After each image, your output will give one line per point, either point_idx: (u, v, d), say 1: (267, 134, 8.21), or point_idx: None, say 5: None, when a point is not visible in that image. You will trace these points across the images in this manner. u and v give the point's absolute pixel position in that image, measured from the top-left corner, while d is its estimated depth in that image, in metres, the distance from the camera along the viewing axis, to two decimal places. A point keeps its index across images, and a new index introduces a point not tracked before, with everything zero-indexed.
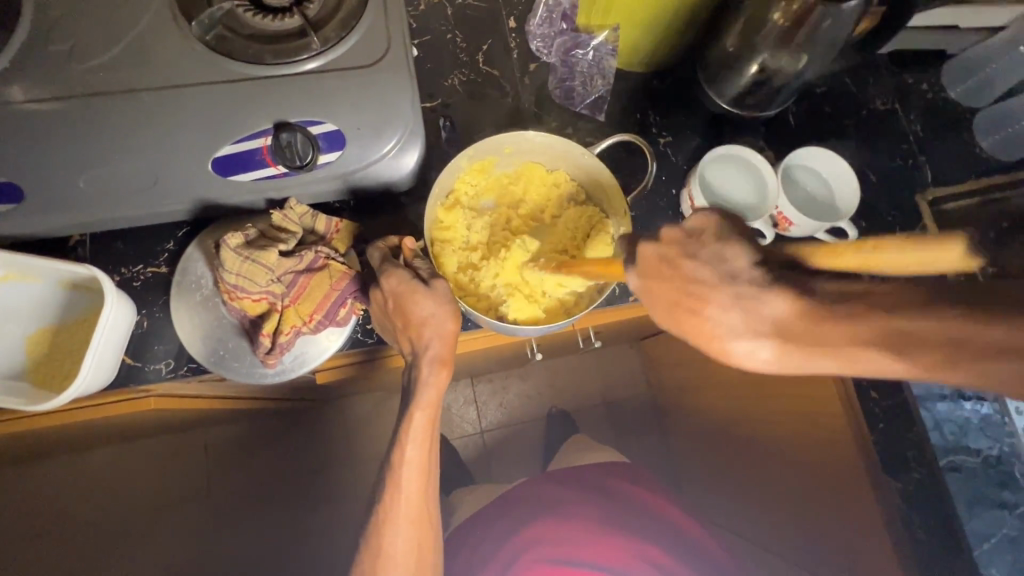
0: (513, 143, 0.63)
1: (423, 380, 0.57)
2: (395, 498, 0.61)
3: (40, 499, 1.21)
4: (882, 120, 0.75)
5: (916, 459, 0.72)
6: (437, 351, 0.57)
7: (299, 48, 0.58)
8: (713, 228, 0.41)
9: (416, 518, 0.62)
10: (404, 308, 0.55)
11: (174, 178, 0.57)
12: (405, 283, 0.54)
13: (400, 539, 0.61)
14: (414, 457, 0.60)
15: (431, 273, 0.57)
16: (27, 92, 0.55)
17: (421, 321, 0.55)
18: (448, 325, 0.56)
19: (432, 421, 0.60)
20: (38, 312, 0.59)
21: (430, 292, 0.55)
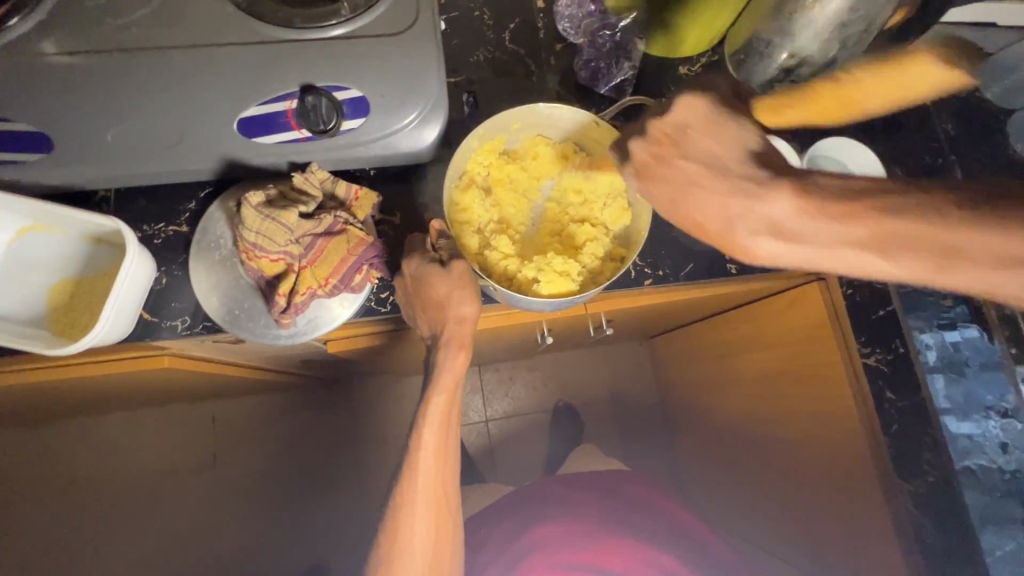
0: (522, 116, 0.63)
1: (442, 362, 0.62)
2: (412, 481, 0.62)
3: (53, 458, 1.24)
4: (912, 117, 0.74)
5: (931, 462, 0.68)
6: (455, 333, 0.61)
7: (329, 14, 0.59)
8: (699, 116, 0.45)
9: (431, 500, 0.62)
10: (424, 291, 0.59)
11: (198, 135, 0.57)
12: (422, 266, 0.59)
13: (418, 524, 0.61)
14: (431, 441, 0.62)
15: (449, 255, 0.60)
16: (61, 46, 0.56)
17: (440, 304, 0.60)
18: (466, 309, 0.60)
19: (448, 403, 0.64)
20: (61, 262, 0.60)
21: (447, 275, 0.59)
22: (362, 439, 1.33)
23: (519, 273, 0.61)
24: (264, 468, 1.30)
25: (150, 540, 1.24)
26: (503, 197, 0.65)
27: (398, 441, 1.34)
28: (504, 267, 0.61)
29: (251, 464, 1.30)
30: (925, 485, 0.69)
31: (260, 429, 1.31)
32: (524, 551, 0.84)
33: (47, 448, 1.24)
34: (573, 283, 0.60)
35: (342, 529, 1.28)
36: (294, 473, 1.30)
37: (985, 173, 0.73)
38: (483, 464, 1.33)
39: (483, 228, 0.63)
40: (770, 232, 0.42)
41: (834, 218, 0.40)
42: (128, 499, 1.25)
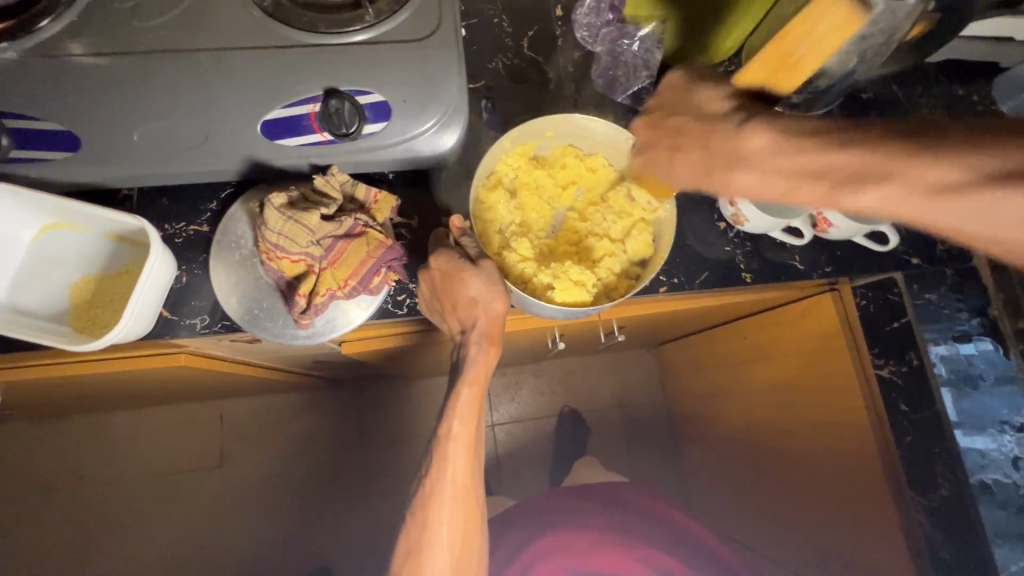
0: (553, 124, 0.64)
1: (473, 357, 0.59)
2: (440, 474, 0.61)
3: (63, 453, 1.25)
4: None
5: (946, 474, 0.68)
6: (486, 327, 0.58)
7: (351, 20, 0.59)
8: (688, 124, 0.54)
9: (459, 495, 0.61)
10: (454, 286, 0.56)
11: (221, 137, 0.58)
12: (453, 263, 0.56)
13: (446, 517, 0.61)
14: (461, 432, 0.61)
15: (478, 253, 0.58)
16: (90, 46, 0.57)
17: (469, 300, 0.57)
18: (496, 305, 0.57)
19: (478, 398, 0.61)
20: (84, 260, 0.61)
21: (477, 271, 0.56)
22: (369, 441, 1.34)
23: (536, 276, 0.61)
24: (271, 467, 1.30)
25: (156, 537, 1.24)
26: (530, 201, 0.66)
27: (404, 444, 1.34)
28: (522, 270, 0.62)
29: (258, 464, 1.30)
30: (938, 499, 0.68)
31: (267, 428, 1.31)
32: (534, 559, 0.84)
33: (56, 443, 1.25)
34: (585, 291, 0.60)
35: (348, 531, 1.28)
36: (300, 474, 1.30)
37: None
38: (489, 468, 1.33)
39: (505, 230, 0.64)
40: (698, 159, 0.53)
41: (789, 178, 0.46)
42: (135, 496, 1.25)
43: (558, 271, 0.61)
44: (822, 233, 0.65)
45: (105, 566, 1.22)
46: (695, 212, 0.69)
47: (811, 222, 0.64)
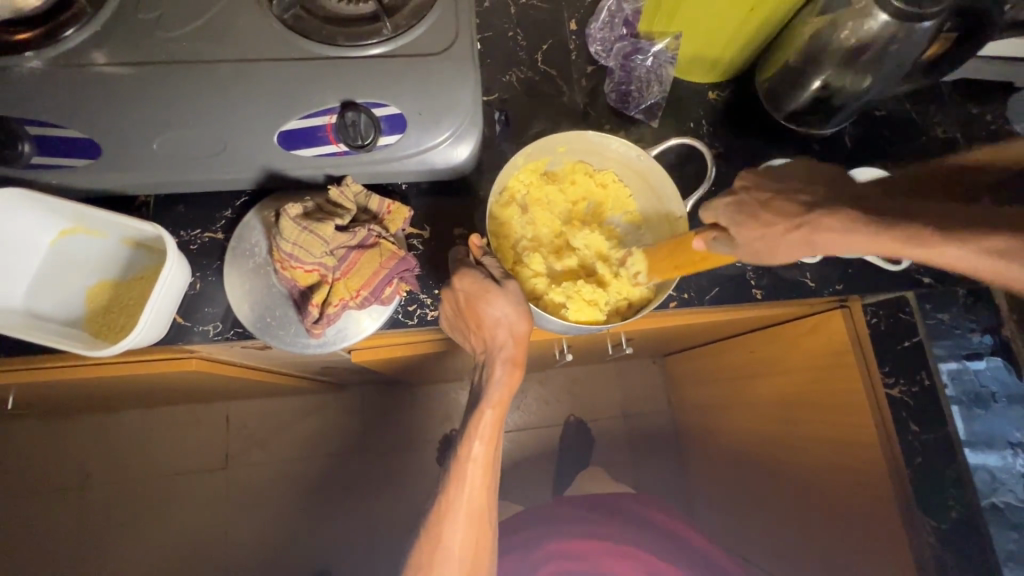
0: (568, 143, 0.65)
1: (495, 378, 0.58)
2: (458, 491, 0.61)
3: (70, 451, 1.26)
4: (942, 148, 0.73)
5: (956, 497, 0.68)
6: (511, 350, 0.58)
7: (370, 33, 0.60)
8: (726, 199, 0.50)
9: (474, 512, 0.62)
10: (479, 307, 0.56)
11: (239, 147, 0.59)
12: (478, 283, 0.56)
13: (459, 534, 0.61)
14: (480, 453, 0.60)
15: (502, 273, 0.58)
16: (113, 56, 0.58)
17: (494, 321, 0.57)
18: (520, 325, 0.57)
19: (500, 419, 0.61)
20: (101, 265, 0.62)
21: (502, 292, 0.55)
22: (373, 447, 1.34)
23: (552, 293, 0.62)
24: (275, 471, 1.30)
25: (159, 538, 1.24)
26: (543, 216, 0.66)
27: (408, 450, 1.34)
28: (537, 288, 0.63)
29: (263, 467, 1.30)
30: (947, 522, 0.68)
31: (272, 431, 1.32)
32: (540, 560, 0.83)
33: (64, 441, 1.26)
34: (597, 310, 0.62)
35: (350, 537, 1.28)
36: (304, 478, 1.31)
37: None
38: None
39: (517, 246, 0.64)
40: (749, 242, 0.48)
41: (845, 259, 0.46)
42: (140, 496, 1.26)
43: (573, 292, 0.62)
44: None
45: (109, 566, 1.22)
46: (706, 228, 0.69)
47: None
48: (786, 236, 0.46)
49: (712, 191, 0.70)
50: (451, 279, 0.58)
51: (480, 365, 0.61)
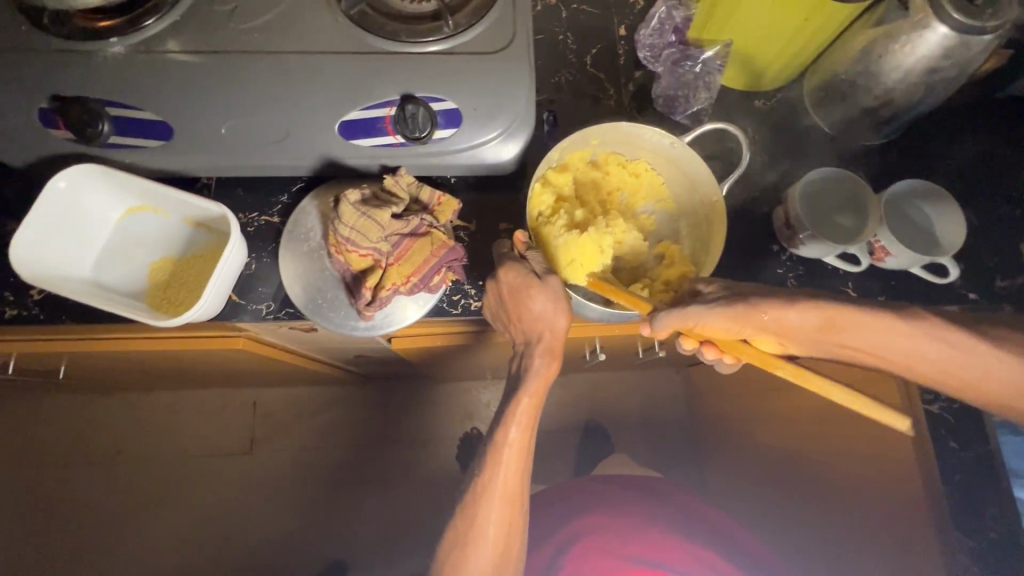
0: (628, 133, 0.67)
1: (533, 369, 0.61)
2: (493, 476, 0.62)
3: (105, 426, 1.30)
4: (991, 164, 0.73)
5: (996, 517, 0.67)
6: (550, 343, 0.60)
7: (431, 30, 0.63)
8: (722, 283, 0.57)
9: (508, 495, 0.62)
10: (522, 300, 0.59)
11: (302, 134, 0.61)
12: (522, 277, 0.58)
13: (493, 515, 0.62)
14: (516, 438, 0.61)
15: (545, 269, 0.60)
16: (189, 44, 0.61)
17: (534, 315, 0.59)
18: (560, 321, 0.59)
19: (536, 408, 0.62)
20: (164, 242, 0.65)
21: (543, 286, 0.58)
22: (394, 441, 1.35)
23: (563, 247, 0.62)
24: (299, 457, 1.33)
25: (185, 516, 1.27)
26: (594, 188, 0.68)
27: (429, 445, 1.35)
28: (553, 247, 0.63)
29: (287, 453, 1.33)
30: (986, 542, 0.67)
31: (298, 418, 1.35)
32: (566, 546, 0.82)
33: (101, 416, 1.30)
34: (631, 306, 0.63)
35: (368, 528, 1.29)
36: (326, 466, 1.33)
37: None
38: None
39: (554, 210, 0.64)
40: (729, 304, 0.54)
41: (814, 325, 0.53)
42: (168, 474, 1.29)
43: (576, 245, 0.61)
44: (879, 262, 0.65)
45: (136, 539, 1.26)
46: (749, 233, 0.70)
47: (868, 250, 0.64)
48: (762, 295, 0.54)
49: (756, 198, 0.71)
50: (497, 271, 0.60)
51: (518, 355, 0.63)
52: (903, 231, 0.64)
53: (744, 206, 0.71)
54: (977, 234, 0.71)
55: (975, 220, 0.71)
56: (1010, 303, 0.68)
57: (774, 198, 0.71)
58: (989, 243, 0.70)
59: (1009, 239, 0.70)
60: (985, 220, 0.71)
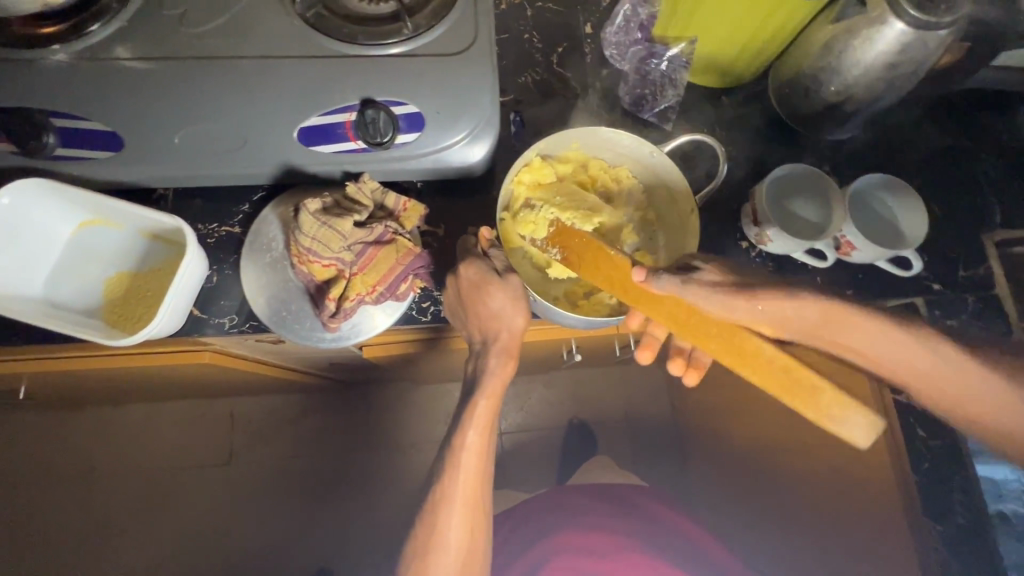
0: (610, 138, 0.66)
1: (489, 368, 0.60)
2: (452, 481, 0.62)
3: (74, 442, 1.26)
4: (953, 155, 0.74)
5: (964, 505, 0.69)
6: (505, 342, 0.60)
7: (390, 32, 0.61)
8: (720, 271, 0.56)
9: (469, 500, 0.62)
10: (480, 297, 0.58)
11: (260, 142, 0.59)
12: (481, 274, 0.57)
13: (454, 521, 0.62)
14: (474, 442, 0.61)
15: (506, 266, 0.59)
16: (136, 51, 0.59)
17: (492, 313, 0.59)
18: (518, 321, 0.60)
19: (493, 409, 0.62)
20: (119, 257, 0.62)
21: (501, 284, 0.57)
22: (377, 447, 1.34)
23: (533, 216, 0.63)
24: (279, 466, 1.31)
25: (161, 531, 1.25)
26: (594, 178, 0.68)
27: (412, 450, 1.34)
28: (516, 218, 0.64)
29: (267, 464, 1.31)
30: (953, 527, 0.68)
31: (277, 427, 1.32)
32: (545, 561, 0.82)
33: (70, 434, 1.26)
34: (597, 311, 0.64)
35: (351, 536, 1.28)
36: (306, 475, 1.31)
37: None
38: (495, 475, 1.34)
39: (540, 183, 0.65)
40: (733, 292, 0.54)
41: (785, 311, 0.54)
42: (144, 490, 1.26)
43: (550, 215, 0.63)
44: (845, 256, 0.65)
45: (111, 557, 1.22)
46: (719, 231, 0.70)
47: (834, 245, 0.64)
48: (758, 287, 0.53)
49: (726, 195, 0.71)
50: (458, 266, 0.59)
51: (475, 353, 0.62)
52: (869, 226, 0.65)
53: (712, 204, 0.71)
54: (941, 225, 0.72)
55: (939, 212, 0.72)
56: (973, 294, 0.70)
57: (743, 194, 0.71)
58: (952, 234, 0.71)
59: (971, 230, 0.72)
60: (948, 212, 0.72)
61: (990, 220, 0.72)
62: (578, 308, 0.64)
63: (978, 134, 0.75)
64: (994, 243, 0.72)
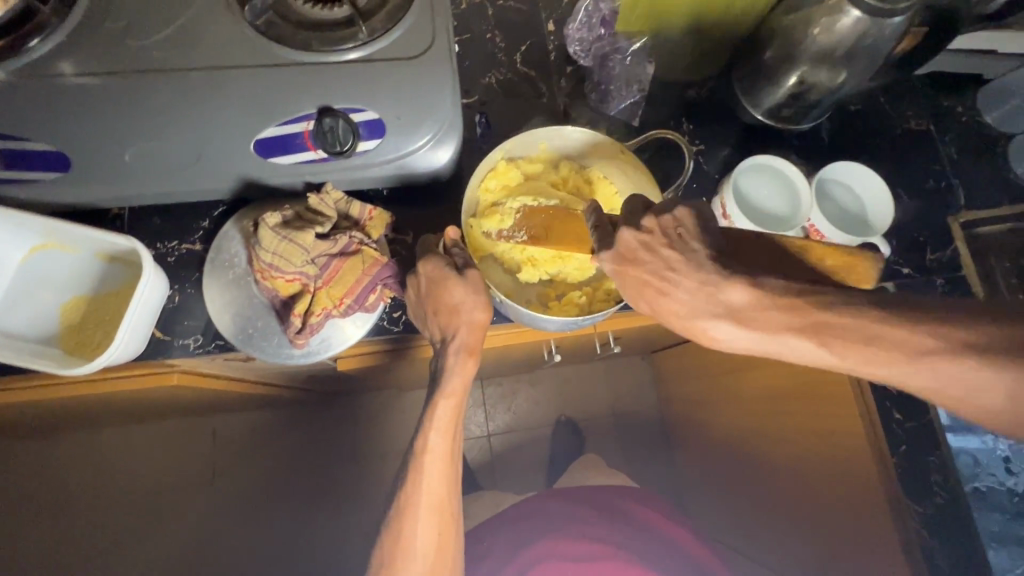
0: (577, 138, 0.65)
1: (451, 368, 0.59)
2: (416, 487, 0.62)
3: (48, 470, 1.22)
4: (916, 139, 0.75)
5: (939, 483, 0.70)
6: (465, 338, 0.59)
7: (345, 38, 0.59)
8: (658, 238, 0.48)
9: (434, 505, 0.62)
10: (439, 294, 0.58)
11: (216, 157, 0.58)
12: (439, 270, 0.57)
13: (420, 528, 0.61)
14: (436, 445, 0.61)
15: (465, 262, 0.59)
16: (80, 66, 0.56)
17: (452, 308, 0.58)
18: (479, 316, 0.58)
19: (456, 409, 0.61)
20: (74, 281, 0.60)
21: (463, 281, 0.57)
22: (364, 457, 1.33)
23: (500, 211, 0.62)
24: (264, 481, 1.29)
25: (143, 556, 1.21)
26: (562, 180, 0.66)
27: (399, 458, 1.33)
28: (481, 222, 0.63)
29: (251, 481, 1.28)
30: (931, 506, 0.69)
31: (260, 442, 1.30)
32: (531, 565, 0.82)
33: (43, 462, 1.22)
34: (569, 310, 0.63)
35: (340, 548, 1.26)
36: (292, 489, 1.29)
37: (986, 196, 0.74)
38: (485, 478, 1.33)
39: (506, 183, 0.65)
40: (727, 320, 0.46)
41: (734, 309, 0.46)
42: (124, 515, 1.23)
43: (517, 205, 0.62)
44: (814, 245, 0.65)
45: None
46: None
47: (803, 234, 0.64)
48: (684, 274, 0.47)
49: (694, 188, 0.71)
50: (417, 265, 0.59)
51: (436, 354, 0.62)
52: (834, 214, 0.65)
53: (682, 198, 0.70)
54: (907, 209, 0.72)
55: (905, 196, 0.73)
56: (940, 276, 0.71)
57: (712, 187, 0.71)
58: (917, 218, 0.72)
59: (936, 213, 0.73)
60: (913, 195, 0.73)
61: (954, 202, 0.73)
62: (550, 309, 0.64)
63: (939, 118, 0.76)
64: (958, 224, 0.72)
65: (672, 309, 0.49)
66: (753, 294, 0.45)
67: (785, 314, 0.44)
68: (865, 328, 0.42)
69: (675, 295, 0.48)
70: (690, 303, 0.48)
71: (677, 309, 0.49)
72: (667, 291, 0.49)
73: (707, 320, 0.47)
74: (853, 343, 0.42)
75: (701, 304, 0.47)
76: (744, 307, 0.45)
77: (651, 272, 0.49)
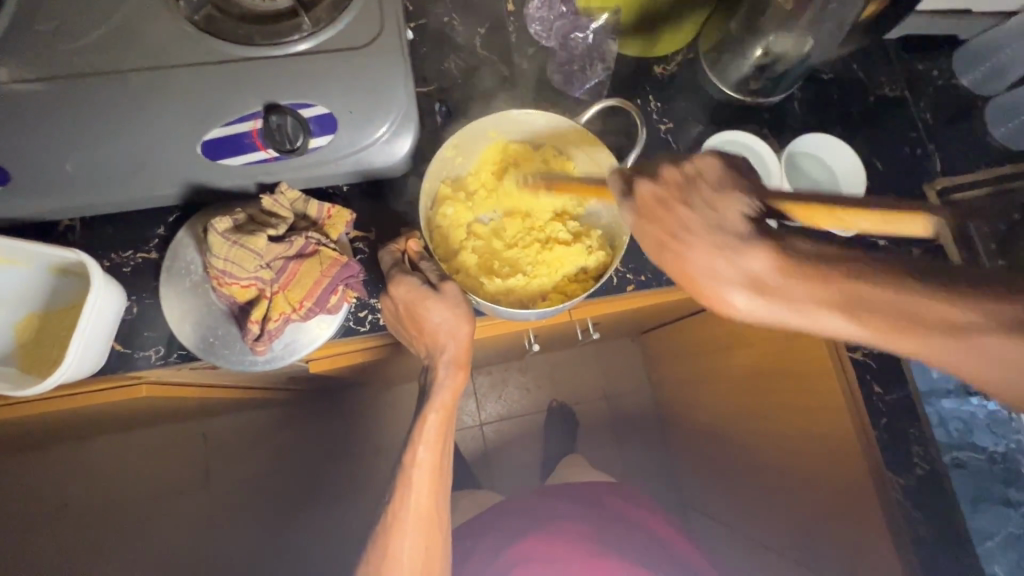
0: (524, 122, 0.62)
1: (440, 382, 0.60)
2: (404, 500, 0.62)
3: (37, 483, 1.22)
4: (890, 106, 0.73)
5: (920, 456, 0.70)
6: (454, 353, 0.59)
7: (290, 30, 0.57)
8: (710, 174, 0.45)
9: (424, 517, 0.62)
10: (420, 313, 0.56)
11: (161, 161, 0.55)
12: (415, 291, 0.55)
13: (407, 542, 0.61)
14: (426, 459, 0.62)
15: (438, 277, 0.57)
16: (10, 73, 0.54)
17: (435, 325, 0.56)
18: (462, 328, 0.57)
19: (446, 422, 0.62)
20: (25, 298, 0.58)
21: (440, 296, 0.56)
22: (357, 453, 1.33)
23: (461, 232, 0.63)
24: (256, 482, 1.28)
25: (137, 563, 1.22)
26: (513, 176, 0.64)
27: (393, 451, 1.33)
28: (444, 228, 0.62)
29: (244, 482, 1.28)
30: (913, 479, 0.69)
31: (250, 443, 1.30)
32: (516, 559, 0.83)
33: (34, 475, 1.22)
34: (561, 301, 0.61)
35: (337, 545, 1.26)
36: (286, 488, 1.29)
37: (964, 162, 0.72)
38: (478, 469, 1.33)
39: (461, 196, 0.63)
40: (748, 290, 0.42)
41: (800, 295, 0.41)
42: (118, 523, 1.23)
43: (480, 229, 0.63)
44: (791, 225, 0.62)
45: None
46: None
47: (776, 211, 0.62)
48: (709, 240, 0.43)
49: None
50: (388, 287, 0.57)
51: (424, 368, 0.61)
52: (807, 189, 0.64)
53: None
54: (882, 179, 0.71)
55: (880, 165, 0.71)
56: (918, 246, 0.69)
57: None
58: (892, 188, 0.71)
59: (913, 181, 0.71)
60: (889, 164, 0.71)
61: (930, 169, 0.72)
62: (549, 300, 0.61)
63: (913, 82, 0.74)
64: (934, 192, 0.71)
65: (688, 271, 0.44)
66: (776, 257, 0.41)
67: (813, 284, 0.40)
68: (896, 300, 0.40)
69: (693, 261, 0.44)
70: (706, 265, 0.43)
71: (698, 270, 0.44)
72: (677, 247, 0.45)
73: (732, 291, 0.43)
74: (892, 332, 0.40)
75: (721, 270, 0.42)
76: (762, 273, 0.41)
77: (675, 202, 0.45)
